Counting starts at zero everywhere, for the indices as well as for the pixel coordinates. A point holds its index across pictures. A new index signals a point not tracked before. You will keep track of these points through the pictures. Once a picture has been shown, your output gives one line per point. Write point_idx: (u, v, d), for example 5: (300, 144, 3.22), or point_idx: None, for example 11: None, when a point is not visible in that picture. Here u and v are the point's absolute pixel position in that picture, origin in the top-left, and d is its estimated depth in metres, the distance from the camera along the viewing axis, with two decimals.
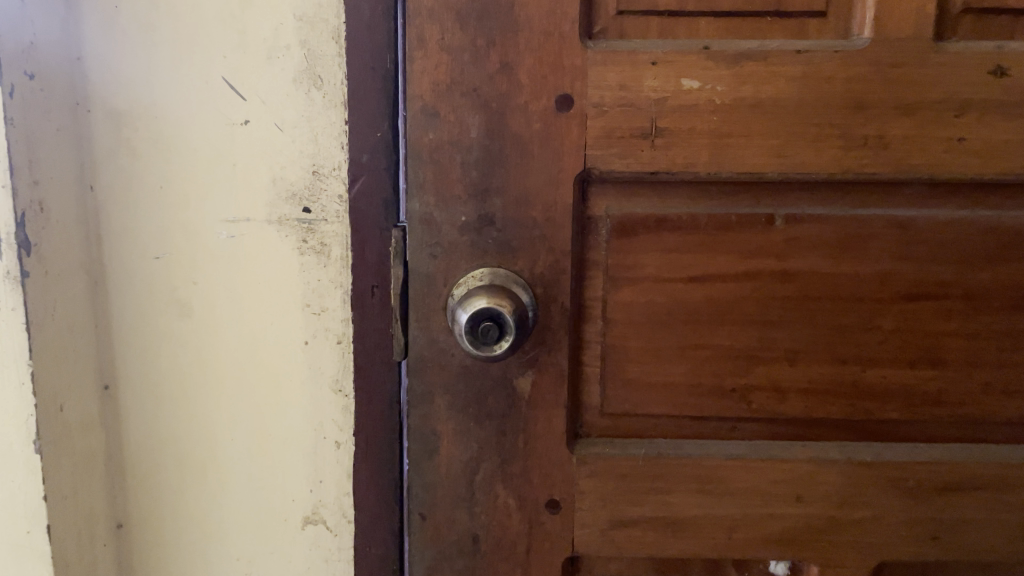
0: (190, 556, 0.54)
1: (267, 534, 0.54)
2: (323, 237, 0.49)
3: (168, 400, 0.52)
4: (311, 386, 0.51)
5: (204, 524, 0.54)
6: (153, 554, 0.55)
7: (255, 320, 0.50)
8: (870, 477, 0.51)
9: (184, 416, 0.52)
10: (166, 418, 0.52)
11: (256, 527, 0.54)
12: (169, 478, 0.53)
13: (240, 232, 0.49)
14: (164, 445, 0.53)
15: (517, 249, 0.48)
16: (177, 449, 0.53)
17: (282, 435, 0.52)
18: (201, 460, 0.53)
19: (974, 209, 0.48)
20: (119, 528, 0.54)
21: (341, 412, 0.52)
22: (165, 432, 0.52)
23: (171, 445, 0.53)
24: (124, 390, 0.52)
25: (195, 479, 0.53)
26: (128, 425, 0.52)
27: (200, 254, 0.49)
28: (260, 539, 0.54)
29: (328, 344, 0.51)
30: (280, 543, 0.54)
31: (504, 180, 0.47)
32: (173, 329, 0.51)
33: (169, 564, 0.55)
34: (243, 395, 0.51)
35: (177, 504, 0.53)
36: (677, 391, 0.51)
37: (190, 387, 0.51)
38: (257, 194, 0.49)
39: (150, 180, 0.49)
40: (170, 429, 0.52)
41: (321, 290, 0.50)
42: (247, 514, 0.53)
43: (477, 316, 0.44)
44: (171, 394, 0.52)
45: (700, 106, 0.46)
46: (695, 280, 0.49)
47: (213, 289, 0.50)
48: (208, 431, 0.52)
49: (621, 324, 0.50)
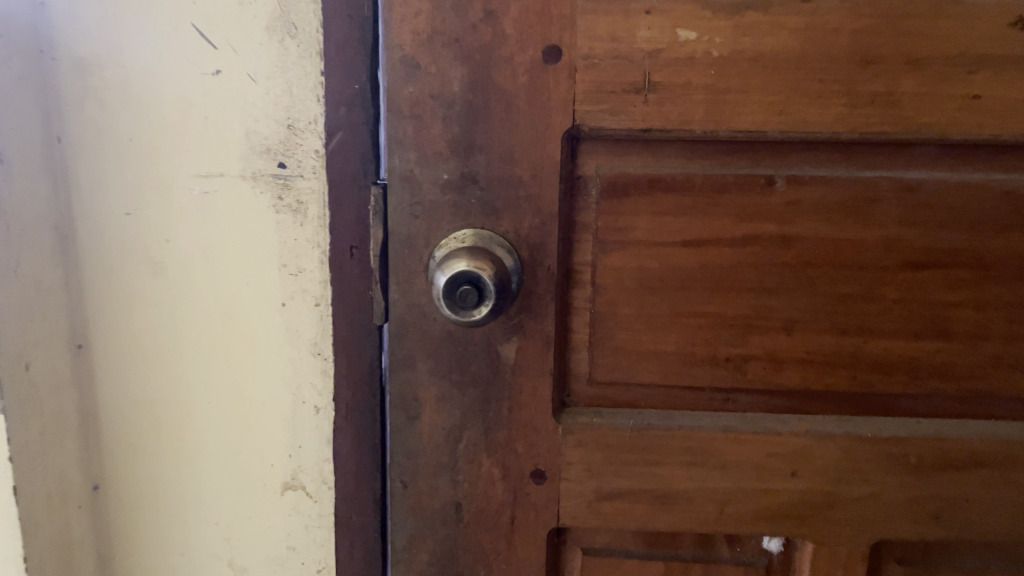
0: (168, 520, 0.53)
1: (246, 499, 0.52)
2: (299, 194, 0.47)
3: (143, 361, 0.50)
4: (289, 349, 0.49)
5: (181, 488, 0.53)
6: (130, 516, 0.54)
7: (230, 280, 0.48)
8: (868, 452, 0.49)
9: (162, 377, 0.51)
10: (143, 380, 0.51)
11: (235, 491, 0.52)
12: (147, 440, 0.52)
13: (213, 188, 0.47)
14: (141, 407, 0.51)
15: (502, 210, 0.46)
16: (154, 412, 0.51)
17: (259, 399, 0.50)
18: (178, 423, 0.51)
19: (988, 173, 0.45)
20: (96, 490, 0.53)
21: (320, 377, 0.50)
22: (142, 394, 0.51)
23: (148, 407, 0.51)
24: (98, 351, 0.50)
25: (172, 441, 0.52)
26: (103, 385, 0.51)
27: (173, 210, 0.47)
28: (239, 503, 0.53)
29: (306, 306, 0.49)
30: (259, 509, 0.53)
31: (488, 136, 0.45)
32: (147, 288, 0.49)
33: (146, 527, 0.54)
34: (220, 357, 0.50)
35: (156, 467, 0.52)
36: (669, 360, 0.49)
37: (166, 348, 0.50)
38: (230, 148, 0.46)
39: (119, 133, 0.47)
40: (148, 391, 0.51)
41: (298, 251, 0.48)
42: (225, 477, 0.52)
43: (455, 280, 0.42)
44: (147, 356, 0.50)
45: (697, 59, 0.43)
46: (688, 244, 0.47)
47: (186, 247, 0.48)
48: (185, 393, 0.51)
49: (611, 289, 0.48)
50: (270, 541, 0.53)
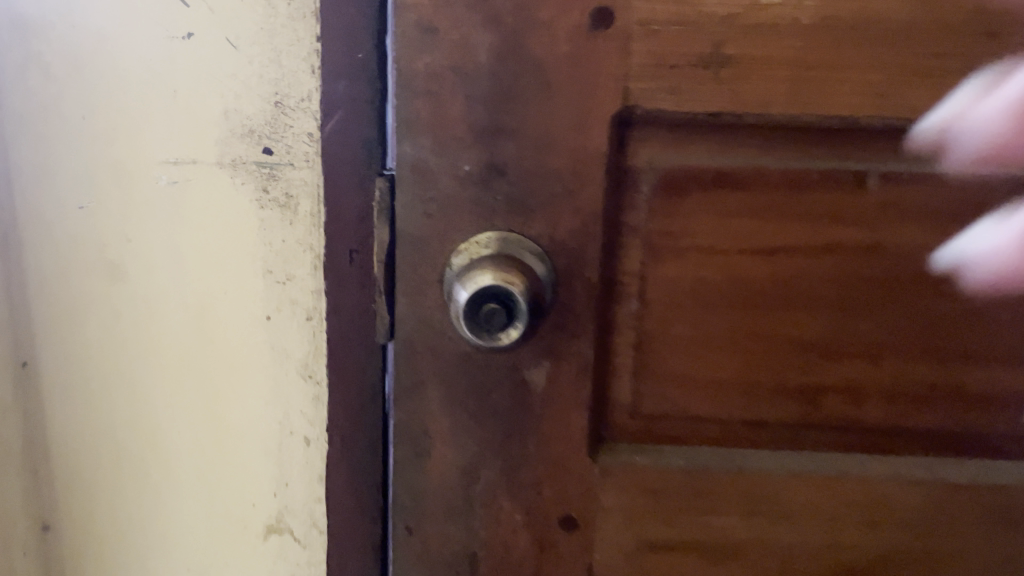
0: (128, 560, 0.46)
1: (222, 543, 0.44)
2: (288, 186, 0.39)
3: (99, 380, 0.43)
4: (274, 370, 0.41)
5: (145, 526, 0.45)
6: (89, 552, 0.47)
7: (204, 287, 0.40)
8: (961, 501, 0.42)
9: (123, 400, 0.43)
10: (101, 403, 0.43)
11: (209, 533, 0.44)
12: (106, 473, 0.44)
13: (184, 177, 0.39)
14: (99, 434, 0.44)
15: (533, 209, 0.38)
16: (112, 439, 0.44)
17: (239, 428, 0.42)
18: (140, 453, 0.43)
19: None
20: (48, 528, 0.47)
21: (311, 404, 0.42)
22: (101, 420, 0.43)
23: (108, 435, 0.44)
24: (48, 369, 0.43)
25: (133, 474, 0.44)
26: (51, 405, 0.44)
27: (134, 203, 0.39)
28: (214, 548, 0.45)
29: (295, 320, 0.41)
30: (237, 554, 0.45)
31: (520, 119, 0.36)
32: (105, 297, 0.41)
33: (105, 565, 0.47)
34: (192, 378, 0.42)
35: (117, 504, 0.45)
36: (728, 390, 0.41)
37: (128, 367, 0.42)
38: (204, 130, 0.38)
39: (67, 109, 0.39)
40: (106, 417, 0.43)
41: (286, 254, 0.39)
42: (199, 518, 0.44)
43: (476, 300, 0.34)
44: (105, 375, 0.42)
45: (780, 27, 0.35)
46: (757, 252, 0.39)
47: (149, 248, 0.40)
48: (148, 419, 0.43)
49: (662, 305, 0.40)
50: None
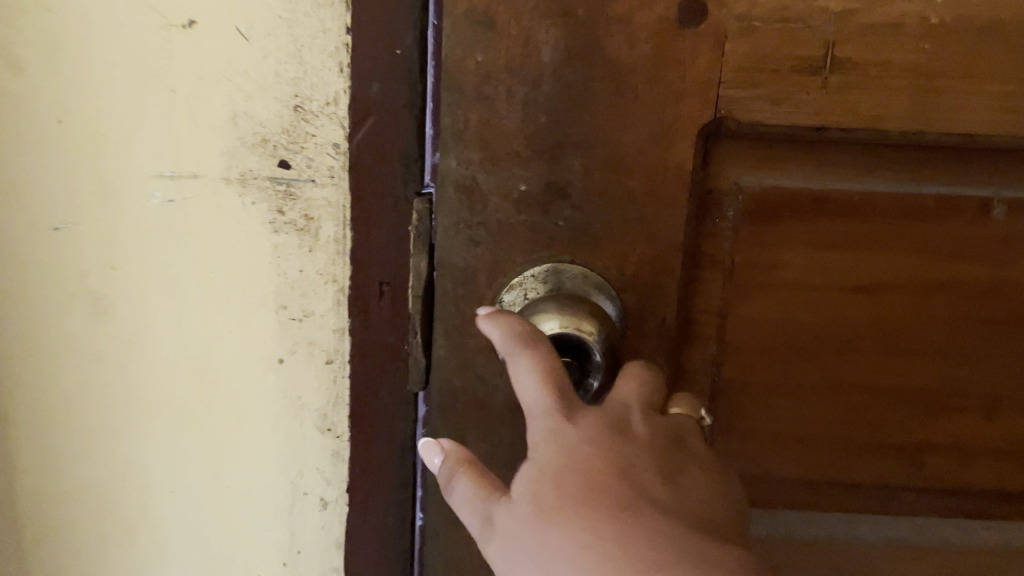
0: None
1: None
2: (308, 207, 0.32)
3: (74, 439, 0.35)
4: (287, 423, 0.35)
5: None
6: None
7: (205, 326, 0.34)
8: None
9: (105, 463, 0.35)
10: (75, 465, 0.35)
11: None
12: (81, 543, 0.37)
13: (183, 194, 0.32)
14: (72, 500, 0.36)
15: (601, 237, 0.32)
16: (89, 507, 0.36)
17: (243, 489, 0.36)
18: (125, 522, 0.36)
19: None
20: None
21: (331, 460, 0.36)
22: (75, 482, 0.36)
23: (83, 500, 0.36)
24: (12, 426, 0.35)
25: (117, 546, 0.37)
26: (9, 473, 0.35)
27: (121, 226, 0.32)
28: None
29: (313, 364, 0.34)
30: None
31: (589, 129, 0.30)
32: (81, 338, 0.33)
33: None
34: (188, 432, 0.35)
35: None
36: (817, 446, 0.36)
37: (110, 420, 0.35)
38: (208, 138, 0.31)
39: (37, 108, 0.31)
40: (82, 479, 0.36)
41: (304, 287, 0.33)
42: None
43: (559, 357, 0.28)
44: (81, 432, 0.35)
45: (904, 25, 0.29)
46: (862, 291, 0.33)
47: (140, 279, 0.33)
48: (136, 483, 0.36)
49: (745, 350, 0.34)
50: None
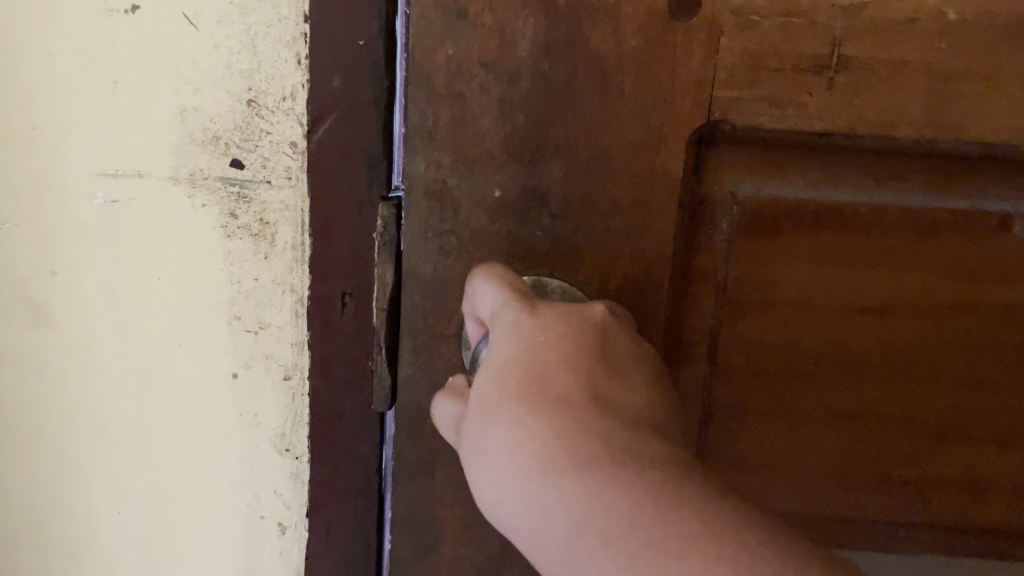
0: None
1: None
2: (264, 210, 0.30)
3: (14, 454, 0.33)
4: (241, 441, 0.32)
5: None
6: None
7: (152, 339, 0.31)
8: None
9: (46, 481, 0.33)
10: (20, 479, 0.33)
11: None
12: (30, 559, 0.35)
13: (127, 195, 0.29)
14: (19, 516, 0.34)
15: (583, 248, 0.29)
16: (33, 526, 0.34)
17: (195, 512, 0.33)
18: (70, 543, 0.34)
19: None
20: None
21: (288, 482, 0.33)
22: (21, 497, 0.34)
23: (29, 516, 0.34)
24: None
25: (64, 566, 0.35)
26: None
27: (62, 229, 0.30)
28: None
29: (269, 379, 0.32)
30: None
31: (570, 131, 0.27)
32: (24, 346, 0.31)
33: None
34: (135, 451, 0.33)
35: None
36: (816, 479, 0.33)
37: (54, 435, 0.32)
38: (154, 135, 0.29)
39: None
40: (28, 495, 0.33)
41: (259, 297, 0.31)
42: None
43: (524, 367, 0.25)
44: (25, 445, 0.33)
45: (919, 21, 0.26)
46: (868, 312, 0.30)
47: (82, 287, 0.30)
48: (81, 503, 0.33)
49: (740, 375, 0.31)
50: None
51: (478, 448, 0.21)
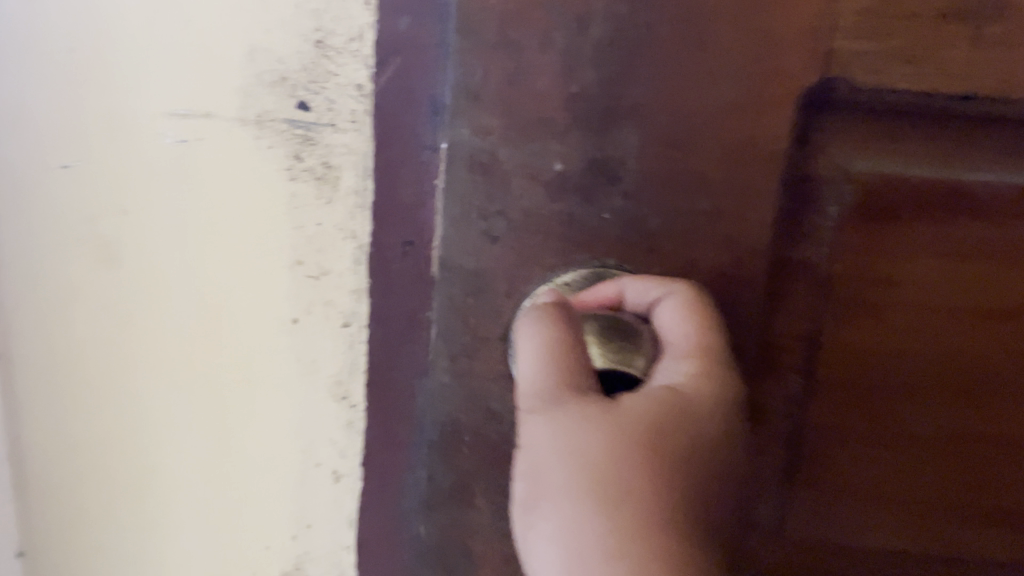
0: None
1: None
2: (328, 154, 0.29)
3: (85, 389, 0.33)
4: (300, 386, 0.32)
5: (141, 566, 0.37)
6: None
7: (219, 279, 0.31)
8: None
9: (114, 416, 0.34)
10: (87, 413, 0.34)
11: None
12: (94, 496, 0.35)
13: (196, 134, 0.29)
14: (84, 451, 0.35)
15: (652, 233, 0.25)
16: (99, 462, 0.35)
17: (254, 453, 0.34)
18: (135, 480, 0.35)
19: None
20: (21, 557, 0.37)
21: (344, 431, 0.33)
22: (88, 431, 0.34)
23: (95, 450, 0.34)
24: (25, 375, 0.33)
25: (126, 505, 0.35)
26: (24, 419, 0.34)
27: (132, 167, 0.30)
28: None
29: (328, 327, 0.31)
30: None
31: (647, 95, 0.23)
32: (94, 287, 0.32)
33: None
34: (200, 389, 0.33)
35: (107, 532, 0.36)
36: (920, 505, 0.29)
37: (123, 373, 0.33)
38: (224, 73, 0.28)
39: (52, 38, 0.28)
40: (95, 429, 0.34)
41: (321, 242, 0.30)
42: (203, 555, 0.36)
43: (606, 380, 0.24)
44: (91, 381, 0.33)
45: None
46: (999, 313, 0.26)
47: (151, 225, 0.31)
48: (147, 440, 0.34)
49: (838, 386, 0.27)
50: None
51: (583, 467, 0.21)
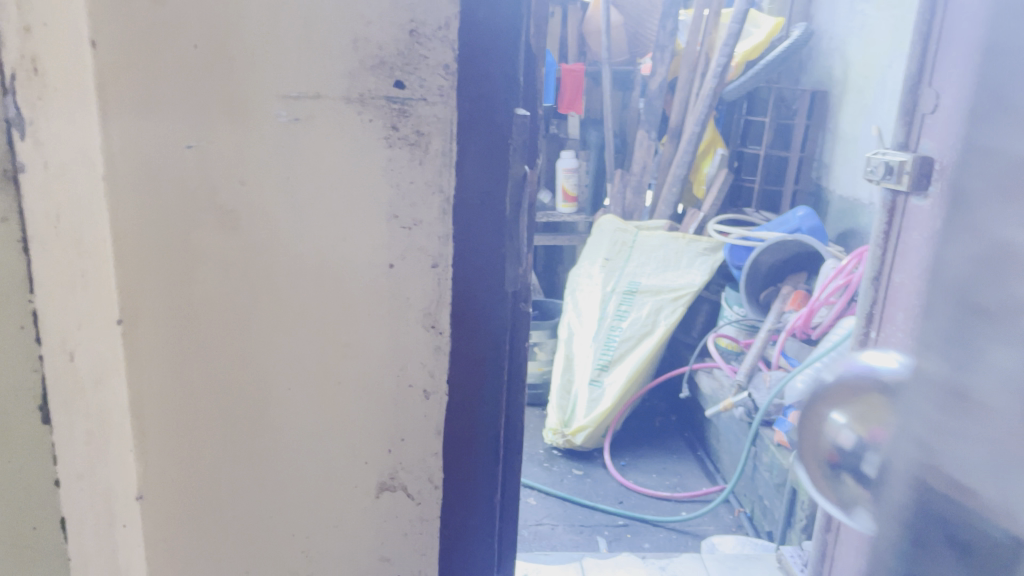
0: (236, 540, 0.42)
1: (330, 504, 0.41)
2: (420, 123, 0.35)
3: (205, 337, 0.39)
4: (393, 321, 0.39)
5: (253, 497, 0.41)
6: (187, 539, 0.42)
7: (323, 233, 0.37)
8: None
9: (230, 358, 0.39)
10: (203, 362, 0.39)
11: (318, 496, 0.41)
12: (210, 437, 0.40)
13: (306, 114, 0.35)
14: (200, 396, 0.40)
15: None
16: (215, 401, 0.40)
17: (355, 381, 0.40)
18: (248, 415, 0.40)
19: None
20: (141, 501, 0.41)
21: (432, 356, 0.40)
22: (205, 378, 0.39)
23: (210, 394, 0.39)
24: (149, 329, 0.38)
25: (240, 439, 0.40)
26: (148, 369, 0.39)
27: (250, 143, 0.35)
28: (324, 509, 0.41)
29: (420, 268, 0.38)
30: (344, 516, 0.42)
31: None
32: (213, 248, 0.37)
33: (203, 548, 0.42)
34: (306, 329, 0.38)
35: (219, 471, 0.41)
36: None
37: (238, 320, 0.38)
38: (331, 61, 0.34)
39: (182, 40, 0.34)
40: (211, 376, 0.39)
41: (413, 197, 0.37)
42: (306, 482, 0.41)
43: None
44: (207, 333, 0.38)
45: None
46: None
47: (266, 192, 0.36)
48: (259, 378, 0.39)
49: None
50: (360, 553, 0.42)
51: None
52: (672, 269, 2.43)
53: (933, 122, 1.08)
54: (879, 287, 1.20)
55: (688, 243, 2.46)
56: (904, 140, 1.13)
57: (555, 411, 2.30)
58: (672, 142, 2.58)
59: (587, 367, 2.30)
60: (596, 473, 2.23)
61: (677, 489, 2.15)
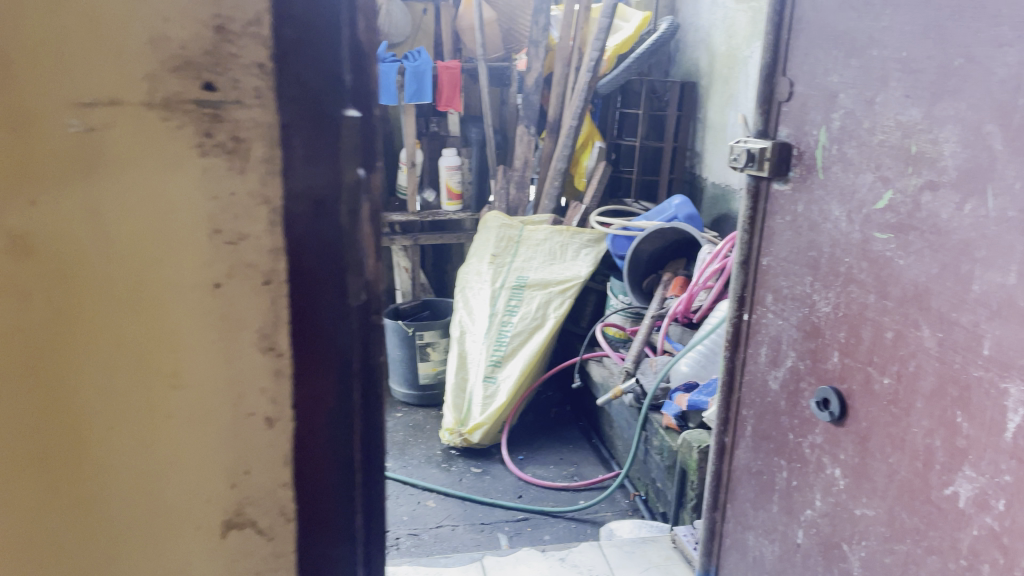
0: None
1: (168, 551, 0.37)
2: (237, 127, 0.33)
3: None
4: (224, 344, 0.35)
5: (72, 558, 0.36)
6: None
7: (136, 253, 0.33)
8: None
9: (31, 402, 0.33)
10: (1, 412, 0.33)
11: (153, 545, 0.37)
12: (17, 496, 0.34)
13: (102, 121, 0.31)
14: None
15: None
16: (17, 454, 0.34)
17: (186, 413, 0.36)
18: (60, 467, 0.34)
19: None
20: None
21: (271, 379, 0.37)
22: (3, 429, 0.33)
23: (11, 448, 0.34)
24: None
25: (53, 494, 0.35)
26: None
27: (36, 155, 0.30)
28: (162, 558, 0.37)
29: (250, 286, 0.35)
30: (186, 562, 0.38)
31: None
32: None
33: None
34: (123, 362, 0.34)
35: (29, 530, 0.35)
36: None
37: (38, 358, 0.33)
38: (127, 62, 0.31)
39: None
40: (11, 426, 0.33)
41: (235, 209, 0.34)
42: (141, 530, 0.36)
43: None
44: (7, 376, 0.33)
45: None
46: None
47: (61, 207, 0.31)
48: (71, 420, 0.34)
49: None
50: None
51: None
52: (558, 262, 2.43)
53: (788, 111, 1.13)
54: (750, 271, 1.25)
55: (572, 235, 2.46)
56: (764, 128, 1.18)
57: (451, 410, 2.29)
58: (551, 136, 2.60)
59: (481, 364, 2.30)
60: (494, 469, 2.21)
61: (575, 479, 2.17)
